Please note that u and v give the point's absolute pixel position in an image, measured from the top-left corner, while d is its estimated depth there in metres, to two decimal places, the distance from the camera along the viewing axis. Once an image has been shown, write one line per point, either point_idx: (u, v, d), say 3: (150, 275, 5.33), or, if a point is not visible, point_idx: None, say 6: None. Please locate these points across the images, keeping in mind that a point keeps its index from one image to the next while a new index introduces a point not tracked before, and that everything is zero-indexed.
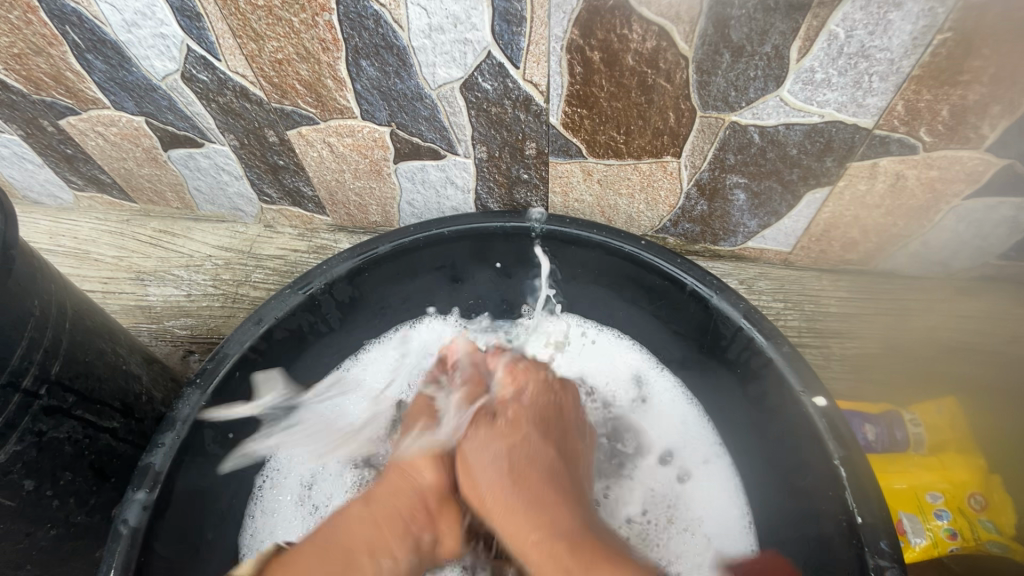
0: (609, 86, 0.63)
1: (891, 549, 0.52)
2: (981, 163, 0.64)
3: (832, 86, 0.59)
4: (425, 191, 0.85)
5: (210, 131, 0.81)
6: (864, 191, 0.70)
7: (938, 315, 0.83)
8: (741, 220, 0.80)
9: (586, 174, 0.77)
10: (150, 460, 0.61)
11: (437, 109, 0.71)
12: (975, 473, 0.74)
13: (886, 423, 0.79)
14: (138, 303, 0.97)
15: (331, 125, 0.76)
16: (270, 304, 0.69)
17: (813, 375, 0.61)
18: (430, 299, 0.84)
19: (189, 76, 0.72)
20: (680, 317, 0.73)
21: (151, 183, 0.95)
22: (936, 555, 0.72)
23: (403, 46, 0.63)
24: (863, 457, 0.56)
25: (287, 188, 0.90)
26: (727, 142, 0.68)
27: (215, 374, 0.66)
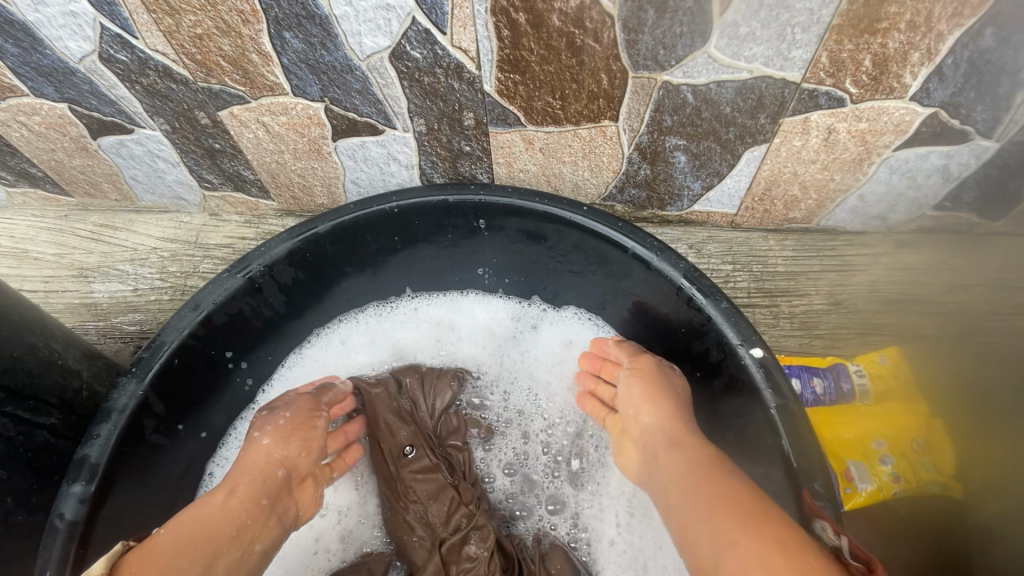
0: (538, 49, 0.62)
1: (825, 489, 0.54)
2: (906, 113, 0.65)
3: (756, 40, 0.59)
4: (369, 169, 0.83)
5: (138, 116, 0.78)
6: (799, 146, 0.71)
7: (879, 268, 0.85)
8: (685, 182, 0.80)
9: (528, 143, 0.76)
10: (86, 452, 0.59)
11: (369, 81, 0.69)
12: (917, 419, 0.77)
13: (833, 376, 0.81)
14: (83, 301, 0.93)
15: (263, 103, 0.74)
16: (207, 289, 0.68)
17: (750, 328, 0.62)
18: (386, 284, 0.85)
19: (107, 56, 0.69)
20: (626, 280, 0.73)
21: (86, 175, 0.91)
22: (882, 498, 0.74)
23: (325, 15, 0.61)
24: (799, 405, 0.58)
25: (227, 172, 0.88)
26: (661, 103, 0.68)
27: (152, 363, 0.64)
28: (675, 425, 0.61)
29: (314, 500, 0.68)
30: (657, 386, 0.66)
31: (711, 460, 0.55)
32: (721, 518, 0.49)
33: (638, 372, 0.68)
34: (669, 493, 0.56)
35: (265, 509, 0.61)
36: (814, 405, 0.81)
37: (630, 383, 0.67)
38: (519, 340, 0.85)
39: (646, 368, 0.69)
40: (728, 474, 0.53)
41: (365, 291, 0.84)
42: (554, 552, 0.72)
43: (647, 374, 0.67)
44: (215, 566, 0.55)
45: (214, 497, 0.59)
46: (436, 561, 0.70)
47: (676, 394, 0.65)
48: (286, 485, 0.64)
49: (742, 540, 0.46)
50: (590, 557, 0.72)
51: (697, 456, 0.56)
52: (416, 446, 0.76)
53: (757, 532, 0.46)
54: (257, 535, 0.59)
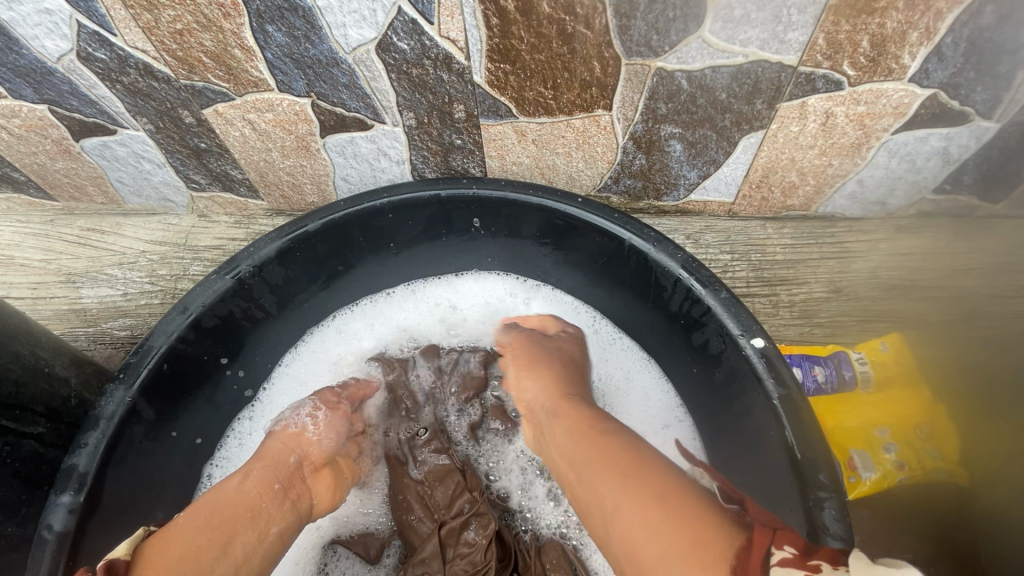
0: (528, 37, 0.61)
1: (830, 481, 0.53)
2: (905, 95, 0.64)
3: (752, 23, 0.57)
4: (359, 165, 0.82)
5: (121, 116, 0.76)
6: (797, 132, 0.70)
7: (878, 254, 0.84)
8: (681, 171, 0.79)
9: (520, 135, 0.75)
10: (73, 461, 0.57)
11: (356, 75, 0.67)
12: (921, 405, 0.76)
13: (834, 363, 0.80)
14: (71, 307, 0.91)
15: (248, 100, 0.72)
16: (195, 291, 0.66)
17: (750, 318, 0.61)
18: (382, 282, 0.83)
19: (86, 55, 0.68)
20: (623, 271, 0.72)
21: (70, 178, 0.89)
22: (886, 485, 0.73)
23: (308, 7, 0.59)
24: (801, 395, 0.57)
25: (214, 172, 0.86)
26: (656, 90, 0.66)
27: (140, 368, 0.62)
28: (562, 403, 0.64)
29: (329, 491, 0.67)
30: (530, 360, 0.71)
31: (593, 434, 0.57)
32: (610, 489, 0.51)
33: (523, 357, 0.72)
34: (562, 472, 0.59)
35: (280, 491, 0.61)
36: (817, 393, 0.80)
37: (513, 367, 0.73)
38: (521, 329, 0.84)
39: (523, 350, 0.73)
40: (608, 446, 0.55)
41: (358, 286, 0.82)
42: (550, 544, 0.69)
43: (524, 358, 0.72)
44: (234, 544, 0.54)
45: (230, 481, 0.59)
46: (434, 542, 0.68)
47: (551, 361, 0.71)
48: (298, 472, 0.64)
49: (629, 506, 0.48)
50: (581, 543, 0.70)
51: (584, 433, 0.58)
52: (431, 429, 0.79)
53: (637, 495, 0.49)
54: (272, 517, 0.58)
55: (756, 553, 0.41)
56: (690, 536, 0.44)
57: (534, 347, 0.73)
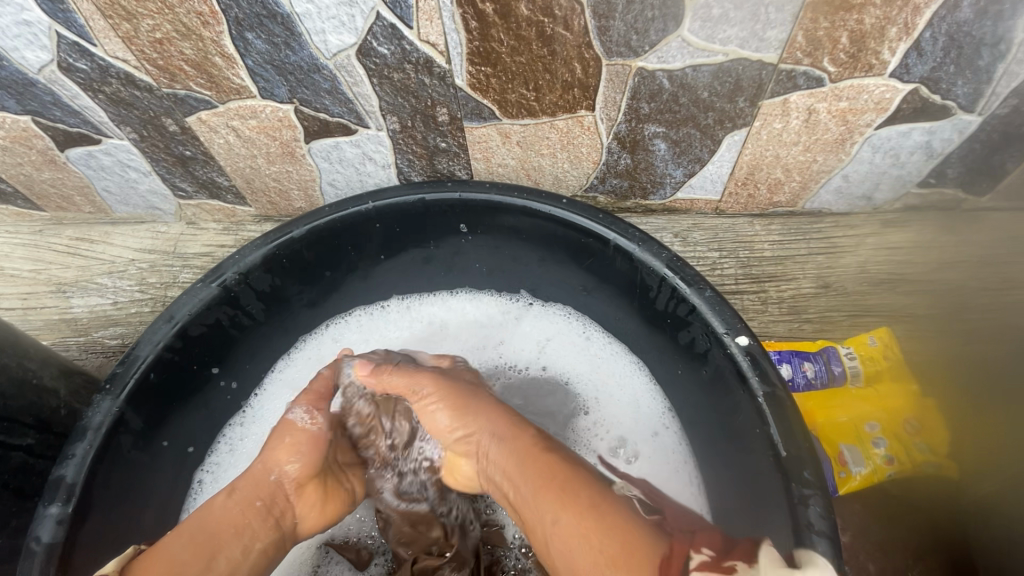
0: (508, 39, 0.61)
1: (815, 478, 0.53)
2: (886, 90, 0.64)
3: (730, 21, 0.57)
4: (345, 170, 0.82)
5: (104, 125, 0.76)
6: (780, 129, 0.70)
7: (866, 249, 0.84)
8: (666, 170, 0.79)
9: (504, 137, 0.75)
10: (62, 472, 0.57)
11: (337, 80, 0.67)
12: (909, 399, 0.77)
13: (824, 359, 0.81)
14: (62, 316, 0.91)
15: (231, 107, 0.72)
16: (181, 300, 0.66)
17: (735, 317, 0.61)
18: (370, 288, 0.83)
19: (67, 66, 0.67)
20: (609, 273, 0.72)
21: (56, 189, 0.89)
22: (876, 481, 0.74)
23: (287, 14, 0.59)
24: (785, 391, 0.57)
25: (201, 180, 0.86)
26: (637, 90, 0.66)
27: (127, 378, 0.63)
28: (495, 423, 0.63)
29: (316, 510, 0.66)
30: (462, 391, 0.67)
31: (531, 451, 0.58)
32: (542, 505, 0.54)
33: (442, 391, 0.67)
34: (508, 496, 0.59)
35: (263, 510, 0.61)
36: (807, 390, 0.80)
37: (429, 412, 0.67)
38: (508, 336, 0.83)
39: (442, 388, 0.67)
40: (538, 459, 0.57)
41: (348, 292, 0.82)
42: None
43: (444, 394, 0.67)
44: (219, 560, 0.56)
45: (216, 498, 0.61)
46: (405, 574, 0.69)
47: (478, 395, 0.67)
48: (280, 489, 0.64)
49: (566, 519, 0.51)
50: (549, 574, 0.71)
51: (524, 450, 0.59)
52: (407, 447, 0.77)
53: (572, 508, 0.52)
54: (257, 533, 0.60)
55: (677, 563, 0.45)
56: (619, 546, 0.48)
57: (448, 382, 0.68)
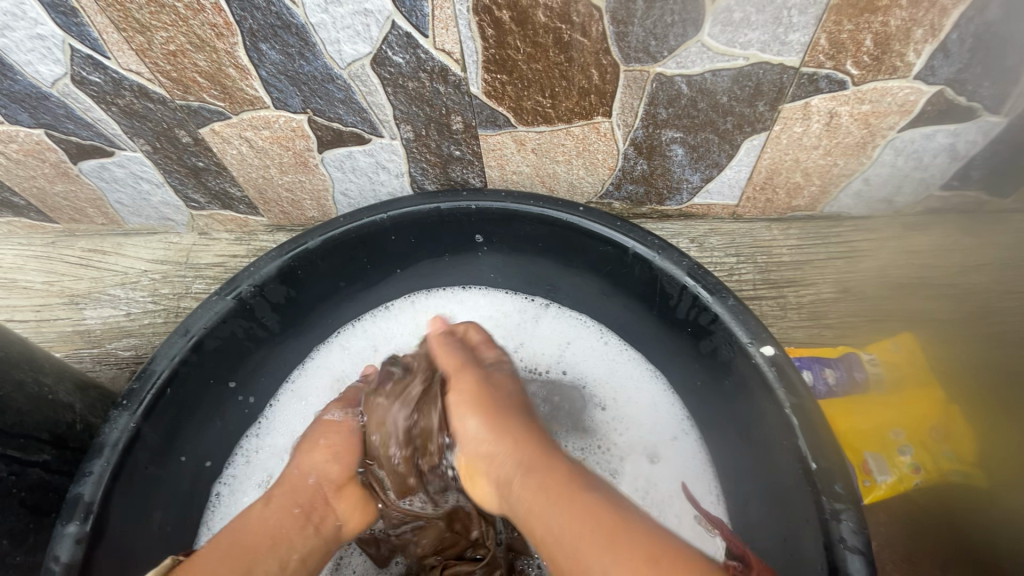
0: (525, 47, 0.60)
1: (845, 492, 0.52)
2: (911, 92, 0.63)
3: (751, 25, 0.56)
4: (358, 179, 0.81)
5: (118, 138, 0.76)
6: (801, 132, 0.69)
7: (886, 252, 0.83)
8: (683, 175, 0.78)
9: (519, 144, 0.74)
10: (79, 491, 0.57)
11: (351, 90, 0.67)
12: (934, 405, 0.74)
13: (845, 366, 0.79)
14: (75, 328, 0.91)
15: (244, 118, 0.72)
16: (196, 314, 0.66)
17: (759, 325, 0.60)
18: (384, 296, 0.82)
19: (80, 79, 0.67)
20: (627, 281, 0.71)
21: (69, 201, 0.89)
22: (902, 490, 0.72)
23: (302, 24, 0.59)
24: (812, 401, 0.55)
25: (213, 191, 0.86)
26: (655, 96, 0.65)
27: (143, 393, 0.62)
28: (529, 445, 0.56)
29: (358, 511, 0.66)
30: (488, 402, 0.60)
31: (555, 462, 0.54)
32: (573, 524, 0.48)
33: (473, 388, 0.62)
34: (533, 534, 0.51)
35: (302, 517, 0.61)
36: (829, 396, 0.78)
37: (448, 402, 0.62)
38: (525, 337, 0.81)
39: (472, 385, 0.62)
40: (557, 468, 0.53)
41: (363, 301, 0.81)
42: None
43: (475, 390, 0.62)
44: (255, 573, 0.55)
45: (254, 508, 0.60)
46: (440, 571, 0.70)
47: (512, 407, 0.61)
48: (319, 494, 0.63)
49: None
50: None
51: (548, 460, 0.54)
52: None
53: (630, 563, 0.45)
54: (294, 544, 0.59)
55: None
56: None
57: (482, 389, 0.62)
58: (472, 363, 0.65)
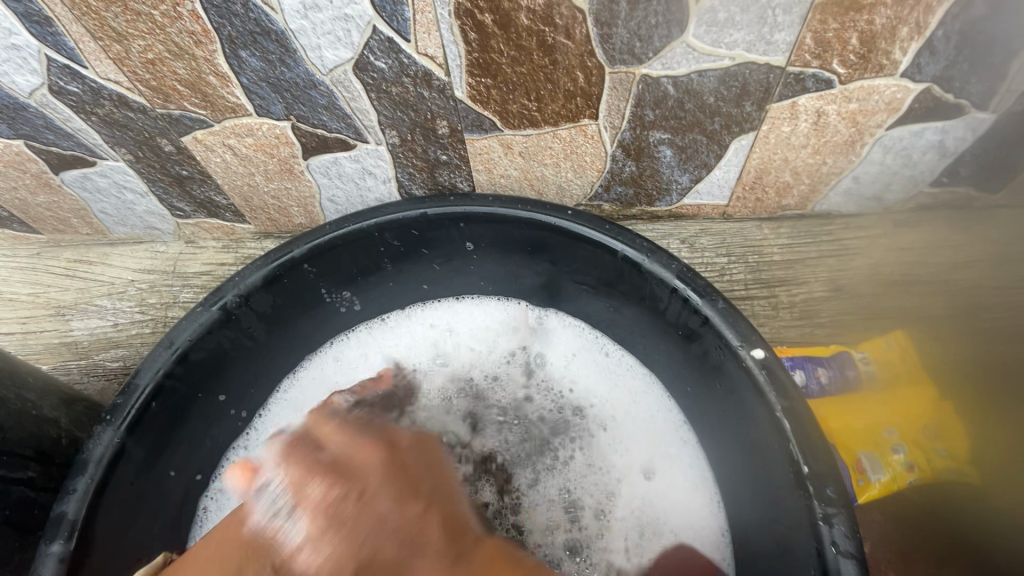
0: (508, 50, 0.59)
1: (837, 495, 0.51)
2: (898, 90, 0.62)
3: (736, 25, 0.55)
4: (344, 185, 0.80)
5: (99, 147, 0.75)
6: (789, 132, 0.68)
7: (878, 249, 0.82)
8: (672, 176, 0.77)
9: (506, 148, 0.73)
10: (63, 508, 0.56)
11: (334, 95, 0.66)
12: (927, 404, 0.74)
13: (837, 364, 0.79)
14: (62, 340, 0.90)
15: (227, 126, 0.71)
16: (180, 325, 0.65)
17: (750, 328, 0.59)
18: (374, 304, 0.81)
19: (58, 89, 0.66)
20: (618, 284, 0.70)
21: (52, 212, 0.88)
22: (894, 489, 0.72)
23: (281, 30, 0.58)
24: (804, 404, 0.55)
25: (198, 199, 0.85)
26: (642, 97, 0.65)
27: (127, 408, 0.61)
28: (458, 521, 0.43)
29: None
30: (392, 484, 0.42)
31: (505, 558, 0.41)
32: None
33: (390, 463, 0.43)
34: None
35: None
36: (821, 396, 0.78)
37: (367, 492, 0.40)
38: (527, 351, 0.80)
39: (385, 462, 0.43)
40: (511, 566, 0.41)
41: (353, 310, 0.80)
42: None
43: (402, 467, 0.44)
44: None
45: None
46: None
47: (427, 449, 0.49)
48: None
49: None
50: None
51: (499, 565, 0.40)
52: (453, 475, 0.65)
53: None
54: None
55: None
56: None
57: (378, 481, 0.41)
58: (343, 433, 0.46)
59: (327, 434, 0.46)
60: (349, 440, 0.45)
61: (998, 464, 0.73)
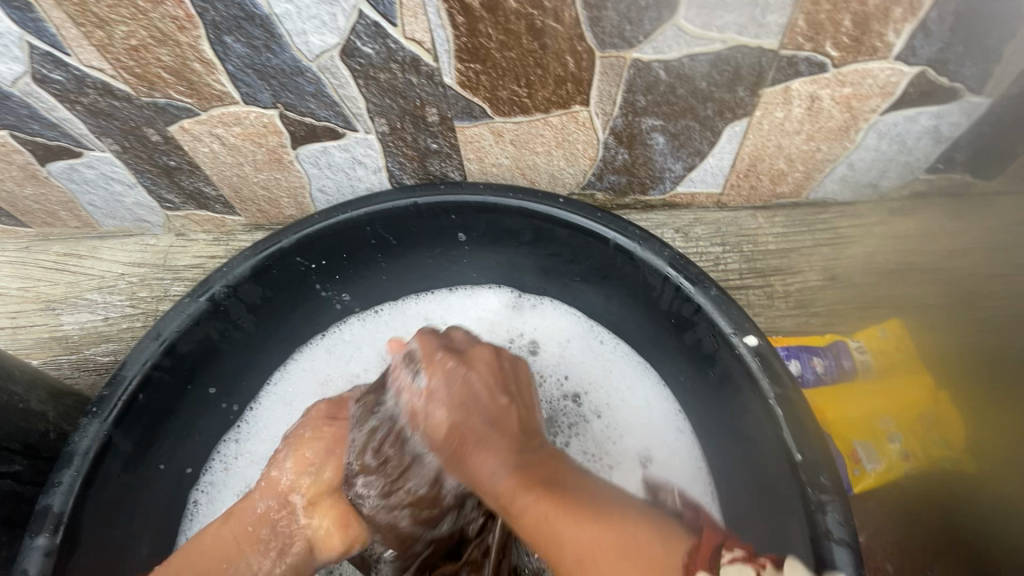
0: (497, 34, 0.58)
1: (831, 483, 0.51)
2: (892, 73, 0.61)
3: (728, 7, 0.55)
4: (334, 175, 0.79)
5: (85, 137, 0.74)
6: (782, 117, 0.67)
7: (875, 238, 0.82)
8: (666, 164, 0.76)
9: (497, 136, 0.72)
10: (48, 501, 0.55)
11: (322, 83, 0.65)
12: (923, 393, 0.74)
13: (833, 354, 0.78)
14: (52, 334, 0.89)
15: (213, 114, 0.70)
16: (167, 316, 0.64)
17: (743, 315, 0.59)
18: (365, 295, 0.80)
19: (41, 77, 0.65)
20: (610, 273, 0.69)
21: (40, 204, 0.87)
22: (890, 478, 0.71)
23: (266, 15, 0.57)
24: (798, 391, 0.54)
25: (187, 190, 0.84)
26: (633, 83, 0.64)
27: (113, 400, 0.60)
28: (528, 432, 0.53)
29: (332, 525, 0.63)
30: (504, 375, 0.56)
31: (560, 461, 0.51)
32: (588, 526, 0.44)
33: (495, 366, 0.57)
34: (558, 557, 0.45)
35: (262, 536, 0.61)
36: (817, 386, 0.77)
37: (468, 371, 0.55)
38: (520, 343, 0.79)
39: (492, 361, 0.57)
40: (563, 468, 0.50)
41: (344, 302, 0.79)
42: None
43: (500, 373, 0.56)
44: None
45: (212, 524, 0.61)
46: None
47: (516, 374, 0.58)
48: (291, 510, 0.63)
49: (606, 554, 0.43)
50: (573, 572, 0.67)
51: (553, 468, 0.50)
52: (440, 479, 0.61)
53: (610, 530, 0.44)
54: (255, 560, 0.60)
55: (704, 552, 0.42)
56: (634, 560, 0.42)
57: (488, 364, 0.56)
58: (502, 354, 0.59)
59: (456, 333, 0.61)
60: (470, 342, 0.60)
61: (993, 453, 0.72)
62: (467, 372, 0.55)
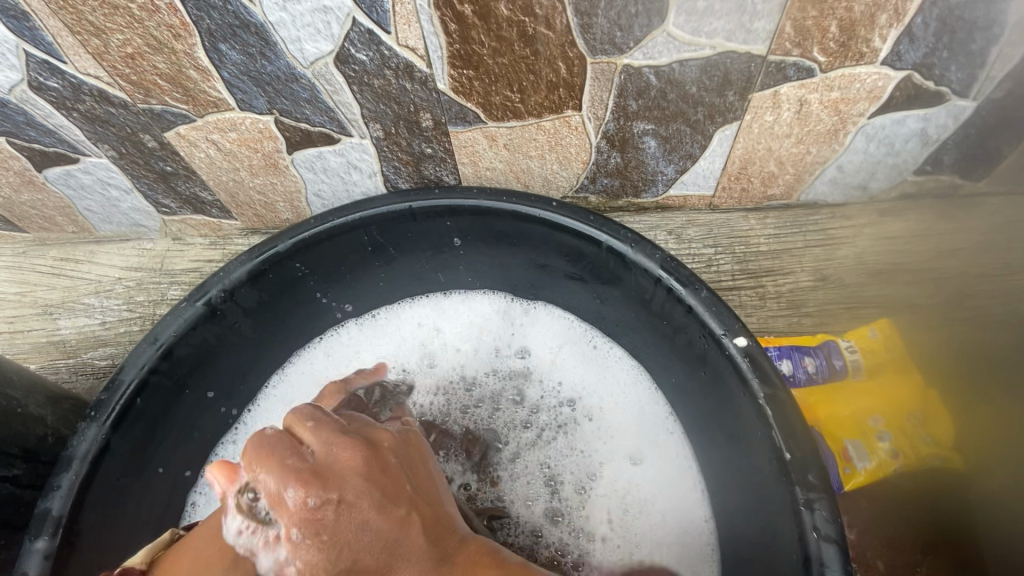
0: (489, 41, 0.59)
1: (819, 480, 0.52)
2: (878, 78, 0.62)
3: (716, 14, 0.55)
4: (330, 179, 0.80)
5: (81, 144, 0.74)
6: (772, 121, 0.68)
7: (865, 239, 0.83)
8: (658, 167, 0.77)
9: (491, 140, 0.73)
10: (47, 505, 0.56)
11: (317, 89, 0.66)
12: (912, 391, 0.75)
13: (825, 354, 0.79)
14: (50, 339, 0.89)
15: (209, 120, 0.70)
16: (164, 321, 0.65)
17: (732, 316, 0.60)
18: (361, 299, 0.81)
19: (38, 85, 0.66)
20: (603, 275, 0.70)
21: (37, 210, 0.88)
22: (880, 476, 0.72)
23: (260, 23, 0.58)
24: (787, 391, 0.55)
25: (184, 195, 0.84)
26: (624, 88, 0.65)
27: (111, 404, 0.61)
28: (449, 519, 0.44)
29: None
30: (387, 482, 0.41)
31: (486, 562, 0.42)
32: None
33: (371, 465, 0.41)
34: None
35: None
36: (809, 385, 0.78)
37: (338, 506, 0.39)
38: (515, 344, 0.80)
39: (365, 464, 0.41)
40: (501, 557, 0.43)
41: (341, 305, 0.80)
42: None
43: (377, 476, 0.41)
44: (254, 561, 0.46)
45: None
46: None
47: (405, 472, 0.43)
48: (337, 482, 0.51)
49: None
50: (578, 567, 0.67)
51: (483, 566, 0.42)
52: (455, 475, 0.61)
53: None
54: None
55: None
56: None
57: (363, 472, 0.41)
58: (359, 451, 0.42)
59: (303, 432, 0.42)
60: (324, 441, 0.42)
61: (982, 450, 0.73)
62: (346, 495, 0.39)
